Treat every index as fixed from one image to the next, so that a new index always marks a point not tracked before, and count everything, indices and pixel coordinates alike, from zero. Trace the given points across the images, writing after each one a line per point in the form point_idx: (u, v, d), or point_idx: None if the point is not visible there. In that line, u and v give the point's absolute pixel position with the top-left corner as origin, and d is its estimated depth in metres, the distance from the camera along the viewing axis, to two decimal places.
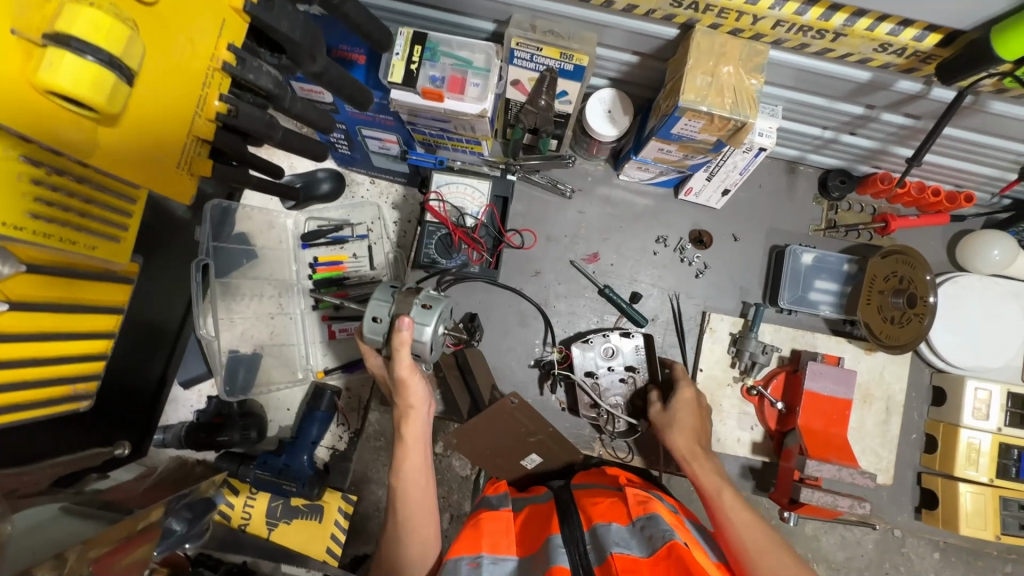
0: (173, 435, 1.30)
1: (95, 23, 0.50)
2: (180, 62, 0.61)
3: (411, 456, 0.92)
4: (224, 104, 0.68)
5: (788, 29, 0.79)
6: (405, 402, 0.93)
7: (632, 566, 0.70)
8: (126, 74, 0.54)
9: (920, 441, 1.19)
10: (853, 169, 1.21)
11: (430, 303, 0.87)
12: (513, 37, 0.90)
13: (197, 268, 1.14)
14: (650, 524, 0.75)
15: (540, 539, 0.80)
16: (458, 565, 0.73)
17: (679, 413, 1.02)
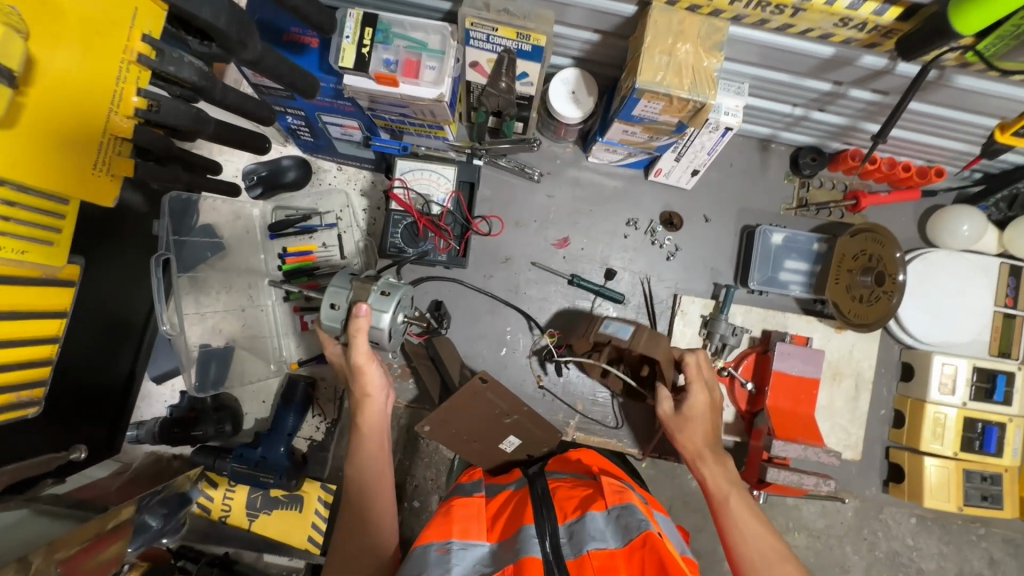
0: (147, 431, 1.28)
1: None
2: (82, 55, 0.58)
3: (369, 436, 0.94)
4: (143, 98, 0.64)
5: (746, 5, 0.76)
6: (362, 390, 0.94)
7: (609, 561, 0.67)
8: (8, 76, 0.50)
9: (889, 416, 1.20)
10: (824, 146, 1.19)
11: (390, 290, 0.89)
12: (467, 17, 0.87)
13: (156, 264, 1.11)
14: (626, 513, 0.72)
15: (514, 526, 0.77)
16: (427, 551, 0.71)
17: (688, 415, 0.93)
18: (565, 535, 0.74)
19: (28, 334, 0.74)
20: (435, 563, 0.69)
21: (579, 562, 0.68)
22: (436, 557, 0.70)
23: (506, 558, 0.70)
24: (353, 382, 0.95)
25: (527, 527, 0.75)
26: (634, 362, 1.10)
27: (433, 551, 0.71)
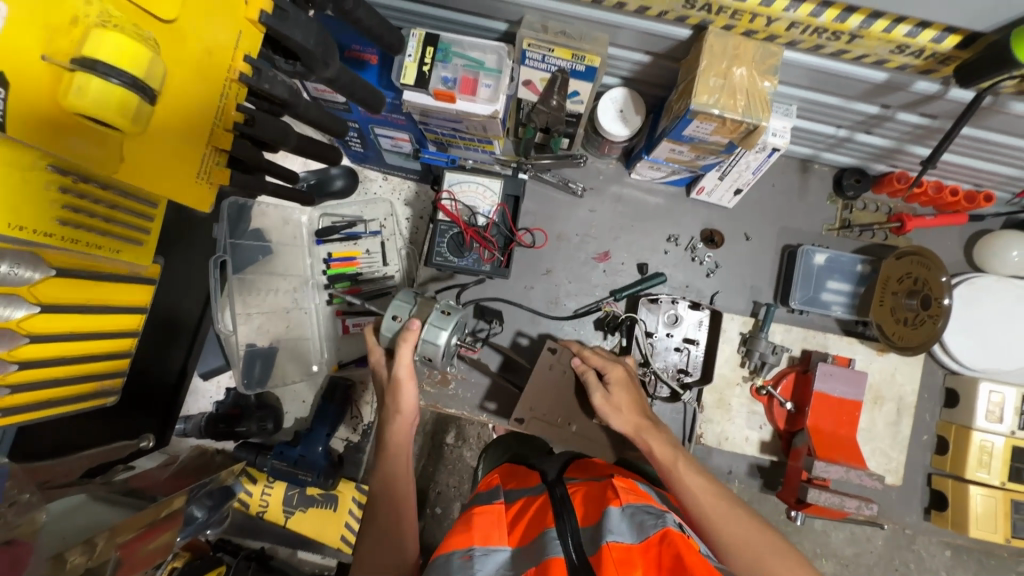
0: (194, 425, 1.34)
1: (120, 47, 0.52)
2: (196, 74, 0.62)
3: (397, 456, 0.97)
4: (241, 113, 0.68)
5: (802, 31, 0.78)
6: (395, 407, 0.97)
7: (627, 557, 0.63)
8: (150, 96, 0.56)
9: (931, 442, 1.18)
10: (868, 168, 1.19)
11: (450, 311, 0.93)
12: (524, 38, 0.90)
13: (215, 266, 1.17)
14: (640, 511, 0.68)
15: (537, 529, 0.72)
16: (450, 559, 0.68)
17: (613, 395, 0.96)
18: (586, 538, 0.69)
19: (113, 327, 0.85)
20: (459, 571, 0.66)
21: (597, 556, 0.63)
22: (459, 565, 0.67)
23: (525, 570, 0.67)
24: (387, 397, 0.97)
25: (549, 531, 0.70)
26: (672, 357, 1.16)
27: (456, 560, 0.68)
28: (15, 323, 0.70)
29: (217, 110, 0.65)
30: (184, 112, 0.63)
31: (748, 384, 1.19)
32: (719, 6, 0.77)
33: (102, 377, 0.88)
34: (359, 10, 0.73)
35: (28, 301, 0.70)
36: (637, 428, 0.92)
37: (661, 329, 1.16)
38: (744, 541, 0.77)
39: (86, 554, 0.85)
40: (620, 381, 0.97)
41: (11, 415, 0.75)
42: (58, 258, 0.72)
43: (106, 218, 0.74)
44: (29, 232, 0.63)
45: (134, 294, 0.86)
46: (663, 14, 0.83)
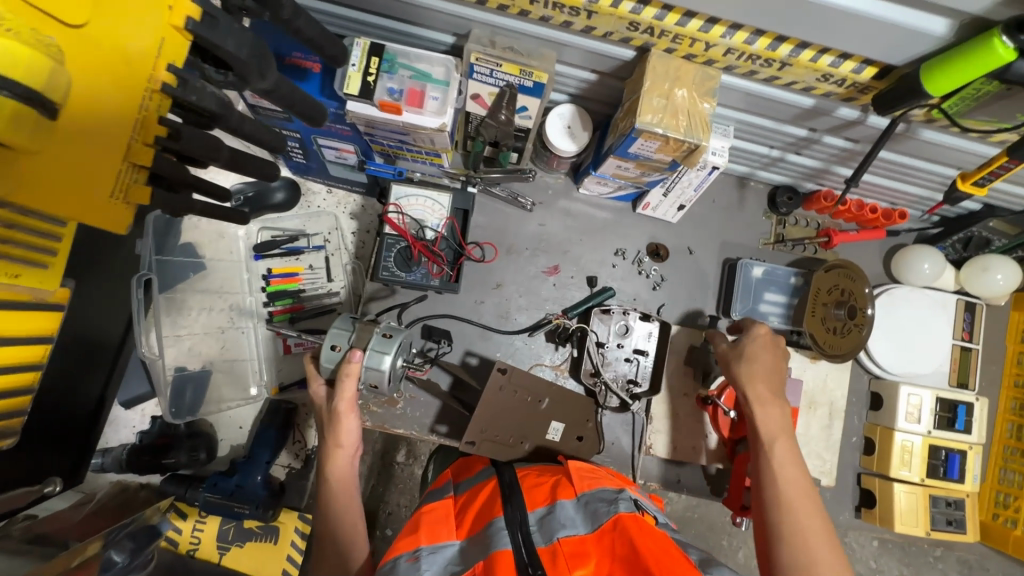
0: (113, 459, 1.23)
1: (13, 54, 0.47)
2: (108, 83, 0.56)
3: (341, 488, 0.92)
4: (164, 127, 0.62)
5: (738, 57, 0.81)
6: (335, 441, 0.91)
7: (579, 545, 0.78)
8: (50, 109, 0.52)
9: (860, 443, 1.26)
10: (798, 186, 1.27)
11: (391, 333, 0.89)
12: (472, 52, 0.90)
13: (138, 285, 1.06)
14: (593, 501, 0.84)
15: (484, 520, 0.87)
16: (397, 563, 0.78)
17: (754, 352, 0.99)
18: (534, 523, 0.84)
19: (9, 362, 0.75)
20: (405, 571, 0.77)
21: (550, 548, 0.77)
22: (406, 566, 0.78)
23: (474, 557, 0.79)
24: (327, 431, 0.92)
25: (497, 519, 0.85)
26: (622, 368, 1.19)
27: (403, 562, 0.78)
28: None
29: (136, 126, 0.59)
30: (96, 126, 0.57)
31: (694, 394, 1.21)
32: (660, 29, 0.79)
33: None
34: (299, 19, 0.69)
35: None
36: (766, 397, 0.93)
37: (612, 339, 1.19)
38: (802, 498, 0.81)
39: None
40: (764, 344, 1.00)
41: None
42: None
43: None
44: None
45: (39, 322, 0.78)
46: (608, 35, 0.85)
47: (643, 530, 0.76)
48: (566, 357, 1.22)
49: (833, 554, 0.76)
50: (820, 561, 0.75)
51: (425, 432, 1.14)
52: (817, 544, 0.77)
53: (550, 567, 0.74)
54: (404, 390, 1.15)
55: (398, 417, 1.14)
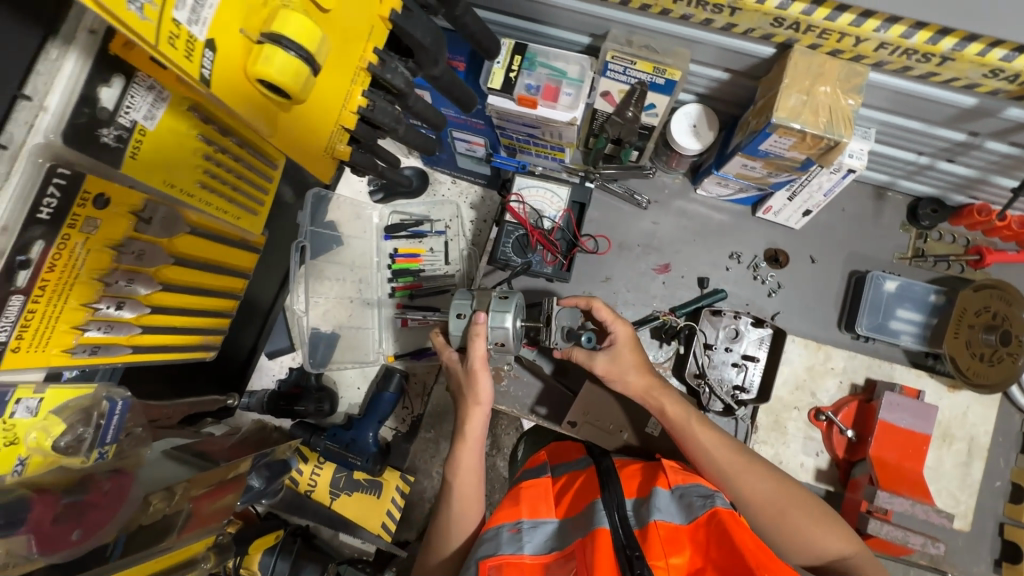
0: (257, 400, 1.41)
1: (303, 25, 0.56)
2: (342, 52, 0.66)
3: (472, 445, 0.99)
4: (365, 98, 0.74)
5: (891, 52, 0.79)
6: (475, 397, 0.98)
7: (674, 533, 0.78)
8: (317, 70, 0.61)
9: (1005, 489, 1.11)
10: (947, 199, 1.17)
11: (507, 295, 0.97)
12: (609, 50, 0.96)
13: (295, 250, 1.27)
14: (688, 493, 0.84)
15: (583, 502, 0.90)
16: (500, 531, 0.85)
17: (621, 360, 0.98)
18: (630, 509, 0.86)
19: (219, 287, 0.91)
20: (508, 540, 0.84)
21: (645, 530, 0.79)
22: (509, 537, 0.84)
23: (573, 535, 0.84)
24: (466, 389, 0.99)
25: (597, 501, 0.88)
26: (729, 373, 1.17)
27: (506, 531, 0.85)
28: (153, 269, 0.76)
29: (349, 94, 0.72)
30: (330, 85, 0.68)
31: (807, 408, 1.16)
32: (807, 24, 0.79)
33: (205, 331, 0.94)
34: (466, 16, 0.78)
35: (164, 251, 0.77)
36: (646, 391, 0.97)
37: (720, 342, 1.17)
38: (766, 494, 0.86)
39: (165, 501, 0.88)
40: (626, 341, 0.99)
41: (143, 352, 0.81)
42: (193, 217, 0.80)
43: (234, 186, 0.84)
44: (176, 189, 0.72)
45: (241, 258, 0.94)
46: (749, 32, 0.86)
47: (740, 526, 0.74)
48: (669, 355, 1.21)
49: (769, 502, 0.86)
50: (764, 510, 0.86)
51: (527, 410, 1.20)
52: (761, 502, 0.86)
53: (646, 548, 0.76)
54: (510, 367, 1.22)
55: (502, 393, 1.21)
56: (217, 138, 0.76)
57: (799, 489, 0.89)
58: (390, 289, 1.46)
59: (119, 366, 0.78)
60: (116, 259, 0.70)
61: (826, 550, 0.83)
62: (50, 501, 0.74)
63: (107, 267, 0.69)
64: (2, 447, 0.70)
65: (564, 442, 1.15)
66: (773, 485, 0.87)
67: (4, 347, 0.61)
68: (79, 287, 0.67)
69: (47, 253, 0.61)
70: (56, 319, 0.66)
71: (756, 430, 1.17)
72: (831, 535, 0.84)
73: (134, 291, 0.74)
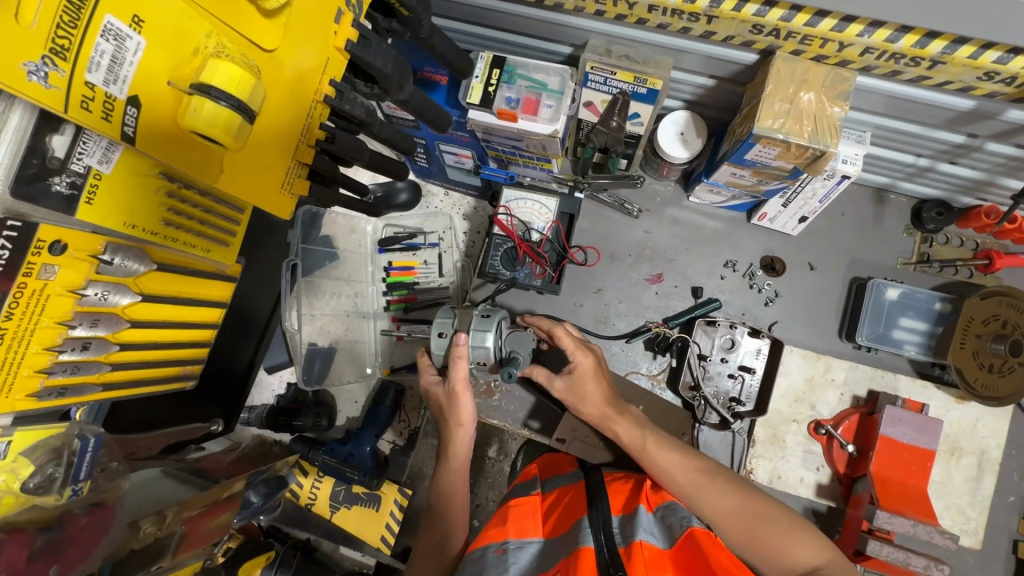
0: (257, 415, 1.42)
1: (231, 75, 0.56)
2: (285, 88, 0.65)
3: (457, 467, 1.01)
4: (323, 131, 0.73)
5: (878, 57, 0.75)
6: (456, 419, 0.99)
7: (657, 558, 0.76)
8: (251, 117, 0.60)
9: (1019, 505, 1.06)
10: (953, 201, 1.11)
11: (489, 313, 0.95)
12: (588, 61, 0.93)
13: (286, 268, 1.27)
14: (669, 514, 0.82)
15: (569, 520, 0.88)
16: (486, 552, 0.83)
17: (579, 386, 0.96)
18: (616, 525, 0.83)
19: (197, 319, 0.92)
20: (493, 563, 0.81)
21: (630, 549, 0.76)
22: (494, 557, 0.82)
23: (558, 557, 0.81)
24: (447, 411, 0.99)
25: (583, 519, 0.85)
26: (724, 384, 1.14)
27: (491, 552, 0.83)
28: (119, 308, 0.77)
29: (302, 129, 0.70)
30: (276, 123, 0.67)
31: (807, 421, 1.13)
32: (787, 31, 0.76)
33: (185, 362, 0.96)
34: (434, 38, 0.77)
35: (131, 290, 0.77)
36: (601, 418, 0.96)
37: (715, 353, 1.14)
38: (731, 510, 0.84)
39: (155, 525, 0.91)
40: (587, 371, 0.97)
41: (114, 388, 0.82)
42: (159, 254, 0.81)
43: (202, 220, 0.84)
44: (138, 229, 0.74)
45: (218, 289, 0.95)
46: (730, 39, 0.82)
47: (716, 545, 0.75)
48: (663, 367, 1.20)
49: (737, 517, 0.84)
50: (732, 527, 0.84)
51: (518, 425, 1.19)
52: (729, 519, 0.84)
53: (630, 569, 0.73)
54: (501, 382, 1.21)
55: (493, 408, 1.20)
56: (180, 175, 0.76)
57: (765, 500, 0.87)
58: (386, 302, 1.47)
59: (90, 402, 0.80)
60: (78, 303, 0.71)
61: (800, 562, 0.80)
62: (22, 539, 0.73)
63: (68, 311, 0.70)
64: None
65: (555, 454, 1.16)
66: (741, 502, 0.85)
67: None
68: (40, 333, 0.68)
69: (2, 304, 0.62)
70: (18, 364, 0.68)
71: (753, 443, 1.14)
72: (803, 546, 0.81)
73: (99, 331, 0.75)
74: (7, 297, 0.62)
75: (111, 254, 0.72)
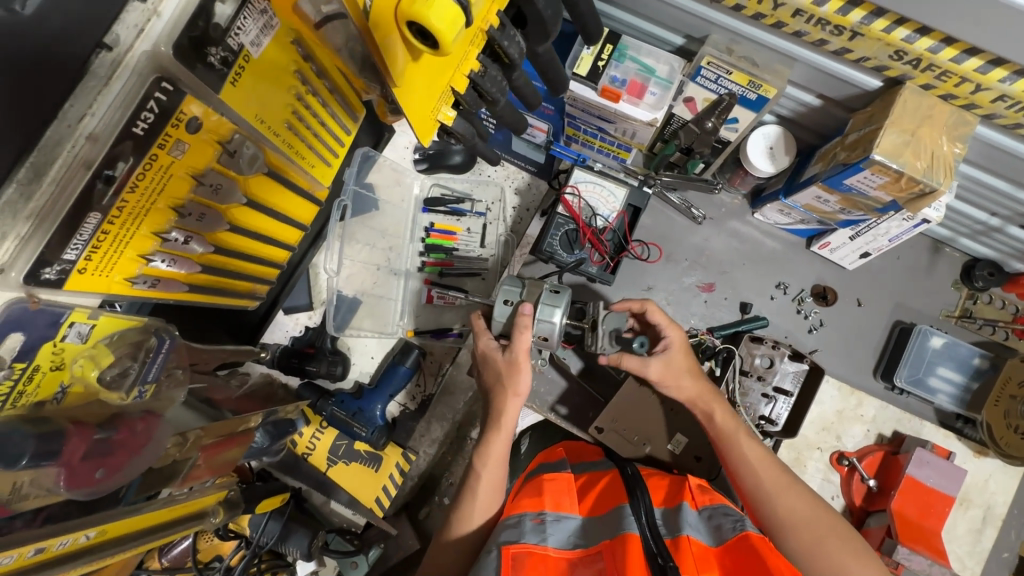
0: (267, 354, 1.37)
1: None
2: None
3: (505, 436, 0.97)
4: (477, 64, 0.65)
5: (1009, 106, 0.76)
6: (513, 388, 0.95)
7: (704, 553, 0.82)
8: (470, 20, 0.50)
9: (1011, 561, 1.10)
10: (1005, 264, 1.15)
11: (559, 289, 0.94)
12: (705, 56, 0.91)
13: (336, 208, 1.26)
14: (718, 516, 0.87)
15: (610, 504, 0.91)
16: (523, 520, 0.87)
17: (674, 362, 0.97)
18: (659, 517, 0.90)
19: (277, 238, 0.92)
20: (531, 530, 0.85)
21: (677, 541, 0.83)
22: (532, 526, 0.86)
23: (600, 535, 0.86)
24: (504, 378, 0.96)
25: (625, 506, 0.89)
26: (755, 402, 1.15)
27: (529, 521, 0.87)
28: (225, 208, 0.77)
29: (464, 56, 0.61)
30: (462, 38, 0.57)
31: (830, 450, 1.15)
32: (929, 63, 0.76)
33: (258, 281, 0.97)
34: None
35: (240, 191, 0.77)
36: (697, 397, 0.98)
37: (755, 370, 1.15)
38: (806, 518, 0.85)
39: (177, 447, 0.85)
40: (679, 345, 0.98)
41: (196, 292, 0.82)
42: (273, 159, 0.80)
43: (316, 134, 0.87)
44: (263, 124, 0.73)
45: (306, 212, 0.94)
46: (862, 61, 0.82)
47: (772, 552, 0.78)
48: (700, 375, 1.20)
49: (813, 525, 0.85)
50: (802, 534, 0.84)
51: (549, 408, 1.17)
52: (801, 526, 0.85)
53: (680, 565, 0.79)
54: (538, 362, 1.19)
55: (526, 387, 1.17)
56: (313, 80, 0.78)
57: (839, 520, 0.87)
58: (421, 262, 1.44)
59: (171, 301, 0.79)
60: (193, 189, 0.71)
61: None
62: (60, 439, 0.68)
63: (183, 196, 0.70)
64: (46, 370, 0.64)
65: (582, 441, 1.16)
66: (819, 511, 0.86)
67: (73, 266, 0.61)
68: (153, 214, 0.67)
69: (133, 172, 0.61)
70: (125, 244, 0.67)
71: None
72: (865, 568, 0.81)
73: (203, 226, 0.76)
74: (139, 163, 0.61)
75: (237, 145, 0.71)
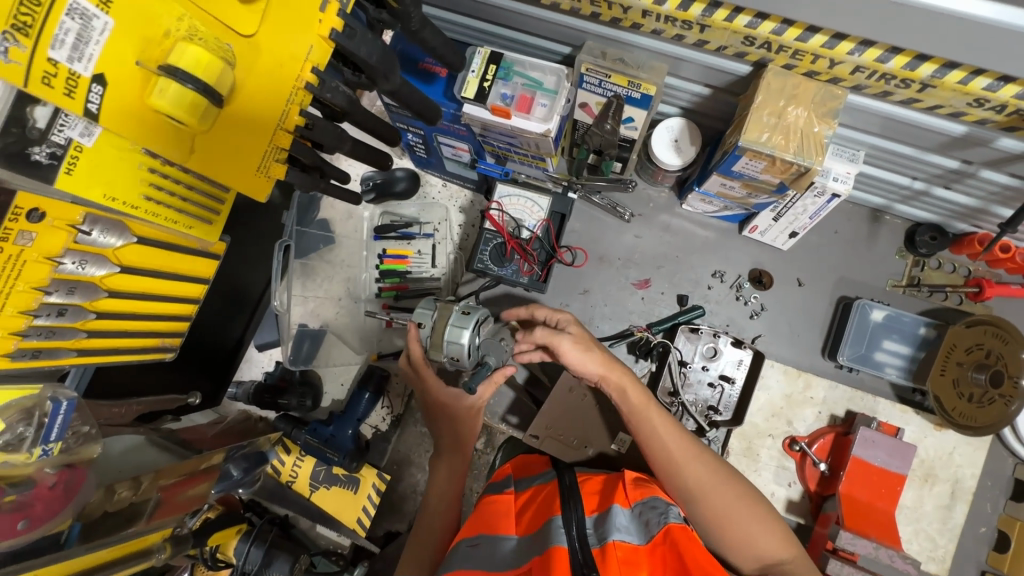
0: (244, 391, 1.44)
1: (196, 58, 0.61)
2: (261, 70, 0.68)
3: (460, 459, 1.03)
4: (303, 118, 0.74)
5: (868, 76, 0.74)
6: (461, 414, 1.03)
7: (632, 555, 0.79)
8: (218, 100, 0.65)
9: (990, 536, 1.05)
10: (948, 226, 1.10)
11: (469, 310, 0.96)
12: (582, 63, 0.92)
13: (280, 250, 1.22)
14: (647, 511, 0.86)
15: (542, 518, 0.90)
16: (459, 548, 0.87)
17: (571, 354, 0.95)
18: (589, 525, 0.86)
19: (178, 295, 0.96)
20: (464, 557, 0.84)
21: (603, 550, 0.80)
22: (467, 551, 0.86)
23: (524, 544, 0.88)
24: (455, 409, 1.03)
25: (555, 518, 0.87)
26: (702, 393, 1.14)
27: (464, 548, 0.86)
28: (96, 278, 0.83)
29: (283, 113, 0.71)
30: (253, 103, 0.70)
31: (782, 436, 1.13)
32: (779, 45, 0.75)
33: (164, 335, 1.00)
34: (424, 30, 0.77)
35: (110, 261, 0.83)
36: (606, 372, 0.96)
37: (696, 361, 1.14)
38: (714, 485, 0.88)
39: (131, 490, 0.95)
40: (577, 338, 0.97)
41: (89, 355, 0.89)
42: (140, 228, 0.86)
43: (185, 197, 0.86)
44: (118, 203, 0.77)
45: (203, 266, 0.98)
46: (722, 49, 0.82)
47: (693, 542, 0.77)
48: (644, 372, 1.20)
49: (722, 486, 0.88)
50: (713, 500, 0.87)
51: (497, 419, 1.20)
52: (712, 492, 0.87)
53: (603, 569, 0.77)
54: None
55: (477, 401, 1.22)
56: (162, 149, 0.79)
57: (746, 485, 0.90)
58: (377, 289, 1.48)
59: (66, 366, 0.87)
60: (54, 270, 0.78)
61: (766, 548, 0.84)
62: None
63: (44, 278, 0.78)
64: None
65: (530, 453, 1.15)
66: (726, 476, 0.89)
67: None
68: (15, 296, 0.76)
69: None
70: None
71: (727, 455, 1.14)
72: (768, 530, 0.85)
73: (75, 299, 0.82)
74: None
75: (89, 225, 0.79)
